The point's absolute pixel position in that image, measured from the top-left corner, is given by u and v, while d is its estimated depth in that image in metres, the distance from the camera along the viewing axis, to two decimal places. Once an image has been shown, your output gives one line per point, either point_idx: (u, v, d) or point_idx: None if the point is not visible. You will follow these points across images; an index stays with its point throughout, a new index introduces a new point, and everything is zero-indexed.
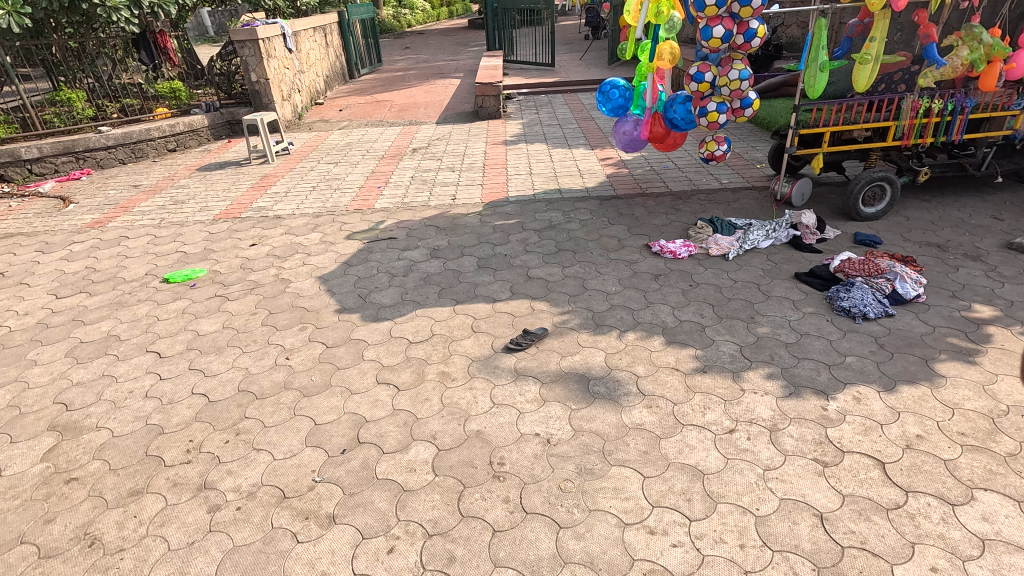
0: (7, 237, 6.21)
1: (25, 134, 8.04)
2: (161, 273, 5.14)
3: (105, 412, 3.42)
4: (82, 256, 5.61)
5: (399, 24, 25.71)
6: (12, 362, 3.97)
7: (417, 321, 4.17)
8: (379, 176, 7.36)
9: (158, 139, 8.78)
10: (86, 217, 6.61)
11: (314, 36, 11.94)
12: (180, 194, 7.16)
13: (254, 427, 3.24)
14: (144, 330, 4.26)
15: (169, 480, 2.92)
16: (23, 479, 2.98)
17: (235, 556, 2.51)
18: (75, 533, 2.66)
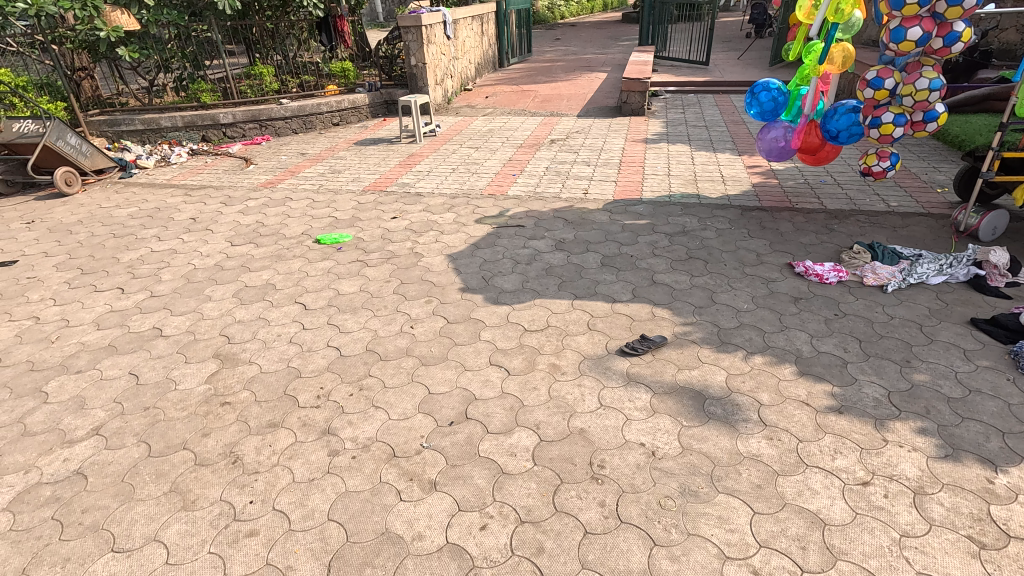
0: (202, 188, 7.28)
1: (225, 102, 9.31)
2: (314, 234, 5.73)
3: (257, 350, 3.90)
4: (255, 211, 6.42)
5: (554, 15, 25.85)
6: (193, 295, 4.66)
7: (535, 310, 4.21)
8: (515, 164, 7.52)
9: (326, 113, 9.74)
10: (262, 178, 7.54)
11: (471, 24, 12.45)
12: (338, 164, 7.90)
13: (375, 386, 3.50)
14: (295, 283, 4.78)
15: (300, 419, 3.26)
16: (191, 395, 3.50)
17: (346, 500, 2.74)
18: (224, 450, 3.07)
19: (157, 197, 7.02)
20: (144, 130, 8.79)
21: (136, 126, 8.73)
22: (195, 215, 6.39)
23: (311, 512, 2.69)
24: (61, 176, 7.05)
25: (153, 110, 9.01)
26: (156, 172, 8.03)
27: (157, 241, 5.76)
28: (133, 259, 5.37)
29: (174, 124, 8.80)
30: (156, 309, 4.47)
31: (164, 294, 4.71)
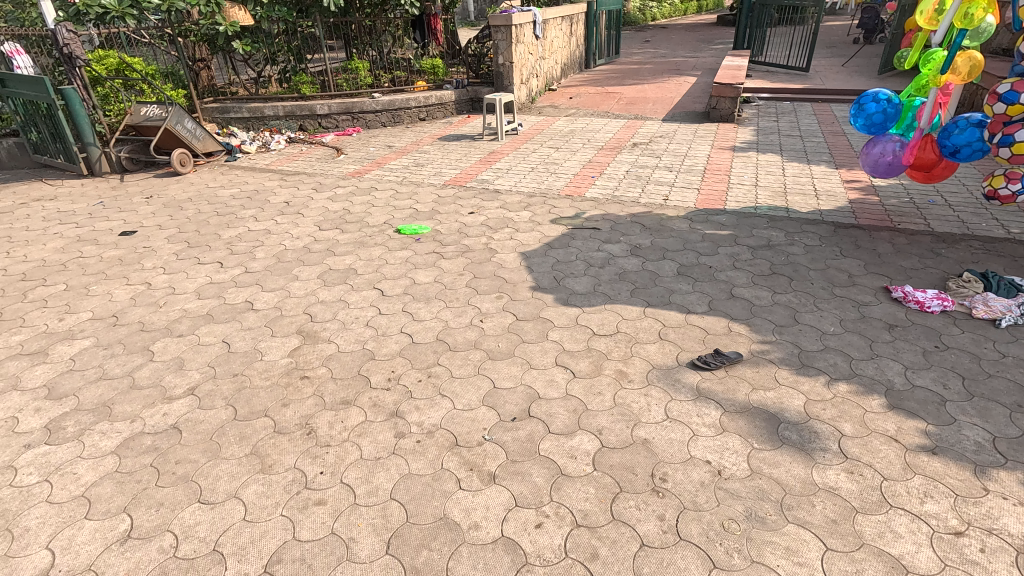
0: (296, 174, 7.75)
1: (323, 94, 9.86)
2: (395, 224, 5.95)
3: (336, 330, 4.12)
4: (342, 199, 6.76)
5: (646, 16, 25.33)
6: (283, 274, 4.98)
7: (605, 314, 4.17)
8: (595, 166, 7.45)
9: (414, 109, 10.09)
10: (351, 167, 7.93)
11: (561, 24, 12.46)
12: (422, 158, 8.17)
13: (443, 375, 3.60)
14: (375, 269, 4.99)
15: (371, 400, 3.41)
16: (275, 366, 3.75)
17: (408, 482, 2.83)
18: (301, 421, 3.27)
19: (257, 181, 7.56)
20: (250, 118, 9.47)
21: (243, 114, 9.41)
22: (288, 199, 6.83)
23: (375, 489, 2.80)
24: (178, 157, 7.74)
25: (259, 100, 9.67)
26: (257, 157, 8.65)
27: (254, 221, 6.21)
28: (233, 236, 5.82)
29: (276, 113, 9.42)
30: (250, 284, 4.82)
31: (257, 271, 5.06)
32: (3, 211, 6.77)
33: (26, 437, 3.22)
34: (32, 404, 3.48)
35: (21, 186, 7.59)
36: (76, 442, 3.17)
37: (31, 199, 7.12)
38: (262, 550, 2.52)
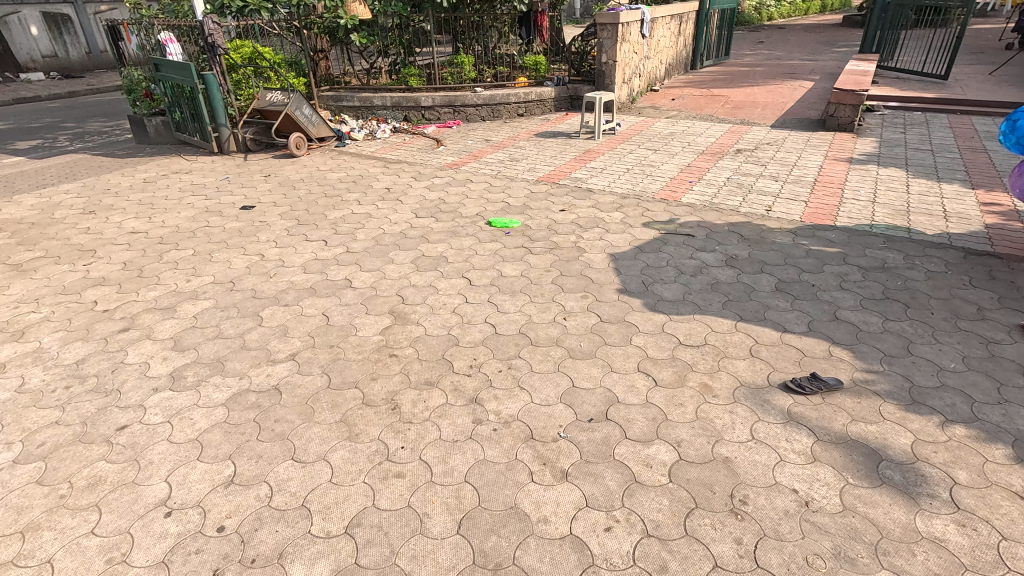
0: (398, 163, 8.13)
1: (428, 86, 10.25)
2: (487, 216, 6.09)
3: (425, 313, 4.29)
4: (439, 188, 7.01)
5: (761, 15, 23.93)
6: (380, 256, 5.25)
7: (693, 324, 4.03)
8: (694, 171, 7.19)
9: (513, 104, 10.25)
10: (449, 159, 8.19)
11: (669, 23, 12.11)
12: (518, 153, 8.28)
13: (523, 367, 3.65)
14: (464, 259, 5.13)
15: (452, 384, 3.53)
16: (367, 342, 3.97)
17: (482, 468, 2.91)
18: (386, 396, 3.45)
19: (362, 167, 8.01)
20: (360, 107, 10.02)
21: (354, 103, 9.98)
22: (389, 186, 7.18)
23: (451, 470, 2.90)
24: (294, 140, 8.32)
25: (369, 90, 10.21)
26: (364, 144, 9.16)
27: (358, 204, 6.59)
28: (337, 217, 6.21)
29: (384, 103, 9.91)
30: (350, 263, 5.13)
31: (357, 251, 5.37)
32: (148, 181, 7.65)
33: (154, 381, 3.64)
34: (161, 353, 3.93)
35: (164, 159, 8.52)
36: (194, 391, 3.54)
37: (170, 171, 7.99)
38: (344, 511, 2.69)
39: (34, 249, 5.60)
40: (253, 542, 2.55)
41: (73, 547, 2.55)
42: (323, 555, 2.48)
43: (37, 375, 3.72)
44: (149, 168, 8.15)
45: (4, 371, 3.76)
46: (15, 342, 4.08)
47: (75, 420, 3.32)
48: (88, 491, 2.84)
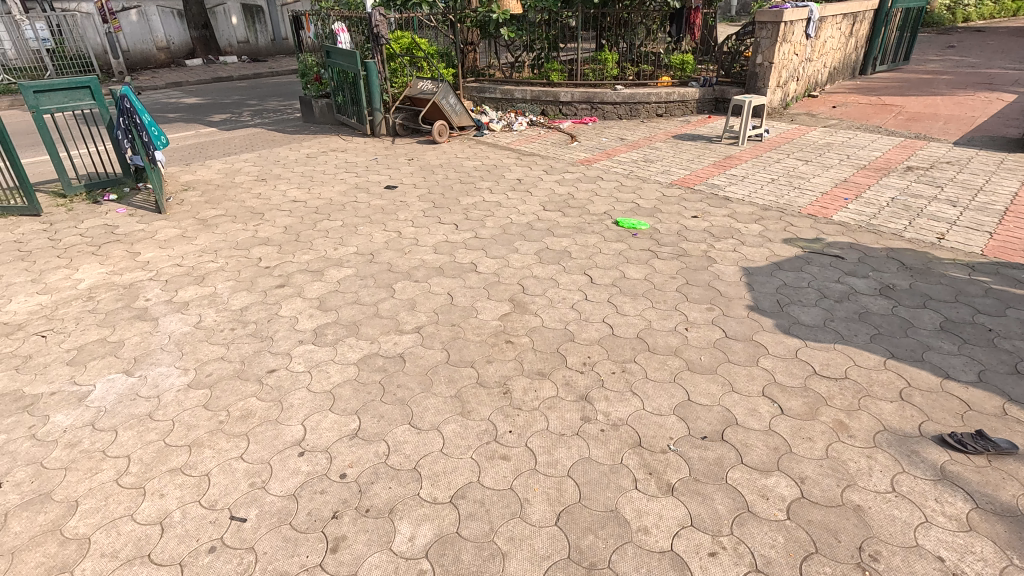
0: (531, 155, 8.28)
1: (568, 82, 10.28)
2: (614, 216, 6.00)
3: (544, 305, 4.35)
4: (569, 184, 7.03)
5: (954, 16, 20.89)
6: (505, 244, 5.41)
7: (833, 354, 3.67)
8: (851, 188, 6.50)
9: (653, 104, 9.97)
10: (581, 155, 8.18)
11: (840, 23, 11.01)
12: (653, 154, 8.05)
13: (637, 372, 3.57)
14: (588, 256, 5.11)
15: (563, 378, 3.54)
16: (486, 325, 4.12)
17: (586, 466, 2.90)
18: (500, 379, 3.56)
19: (497, 157, 8.28)
20: (501, 99, 10.32)
21: (496, 95, 10.31)
22: (521, 177, 7.34)
23: (554, 462, 2.93)
24: (438, 128, 8.86)
25: (511, 83, 10.47)
26: (501, 135, 9.45)
27: (489, 193, 6.82)
28: (469, 204, 6.48)
29: (524, 96, 10.11)
30: (477, 249, 5.34)
31: (485, 238, 5.57)
32: (310, 156, 8.53)
33: (300, 335, 4.08)
34: (308, 310, 4.38)
35: (325, 138, 9.43)
36: (331, 348, 3.91)
37: (329, 149, 8.84)
38: (451, 482, 2.83)
39: (217, 208, 6.51)
40: (369, 493, 2.77)
41: (226, 467, 2.95)
42: (428, 519, 2.64)
43: (211, 315, 4.33)
44: (311, 145, 9.08)
45: (187, 308, 4.43)
46: (197, 285, 4.79)
47: (236, 358, 3.83)
48: (240, 421, 3.26)
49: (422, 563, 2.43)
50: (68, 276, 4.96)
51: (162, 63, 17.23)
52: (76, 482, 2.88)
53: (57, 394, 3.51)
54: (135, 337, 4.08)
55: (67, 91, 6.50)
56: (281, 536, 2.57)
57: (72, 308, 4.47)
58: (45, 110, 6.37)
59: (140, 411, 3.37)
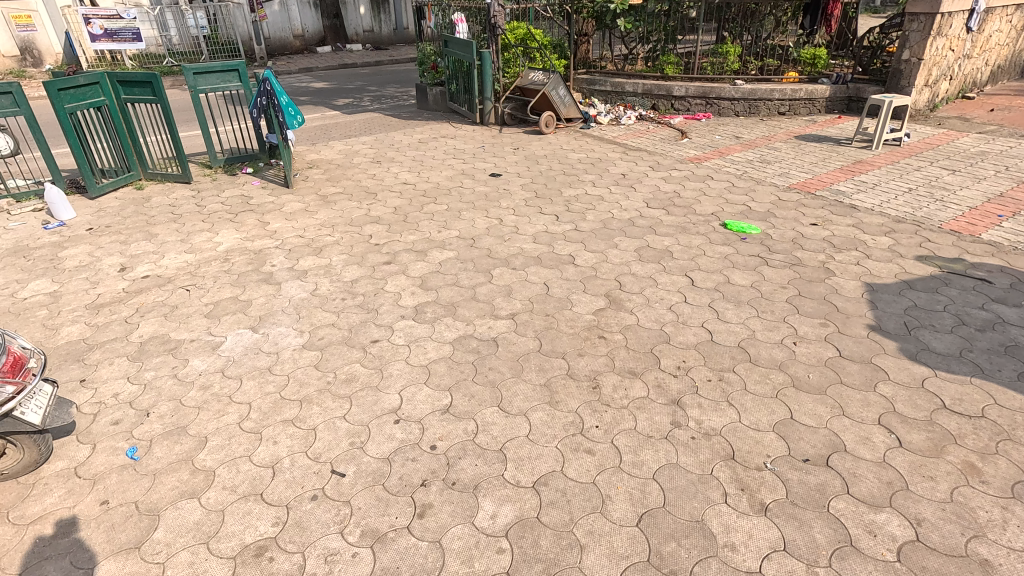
0: (638, 150, 8.08)
1: (684, 76, 9.86)
2: (722, 218, 5.72)
3: (640, 304, 4.26)
4: (676, 181, 6.79)
5: None
6: (605, 239, 5.34)
7: (969, 388, 3.27)
8: (1007, 204, 5.70)
9: (776, 101, 9.33)
10: (692, 152, 7.86)
11: (1011, 15, 9.65)
12: (771, 155, 7.56)
13: (736, 383, 3.40)
14: (691, 258, 4.92)
15: (656, 380, 3.46)
16: (580, 319, 4.11)
17: (673, 473, 2.82)
18: (589, 374, 3.54)
19: (602, 150, 8.17)
20: (611, 92, 10.06)
21: (607, 88, 10.05)
22: (626, 172, 7.19)
23: (640, 464, 2.88)
24: (545, 118, 8.93)
25: (623, 76, 10.18)
26: (607, 129, 9.31)
27: (592, 186, 6.76)
28: (571, 196, 6.46)
29: (635, 90, 9.83)
30: (576, 241, 5.32)
31: (584, 231, 5.54)
32: (422, 141, 8.91)
33: (402, 310, 4.30)
34: (410, 288, 4.61)
35: (436, 125, 9.80)
36: (430, 326, 4.09)
37: (439, 135, 9.18)
38: (535, 468, 2.87)
39: (336, 186, 7.00)
40: (456, 468, 2.89)
41: (330, 424, 3.20)
42: (510, 500, 2.70)
43: (325, 285, 4.69)
44: (424, 131, 9.47)
45: (306, 276, 4.83)
46: (315, 256, 5.20)
47: (345, 326, 4.12)
48: (345, 384, 3.52)
49: (501, 542, 2.50)
50: (209, 238, 5.58)
51: (297, 50, 18.69)
52: (207, 421, 3.26)
53: (196, 342, 3.98)
54: (260, 298, 4.52)
55: (220, 73, 7.26)
56: (374, 495, 2.75)
57: (211, 267, 5.02)
58: (201, 90, 7.15)
59: (261, 365, 3.74)
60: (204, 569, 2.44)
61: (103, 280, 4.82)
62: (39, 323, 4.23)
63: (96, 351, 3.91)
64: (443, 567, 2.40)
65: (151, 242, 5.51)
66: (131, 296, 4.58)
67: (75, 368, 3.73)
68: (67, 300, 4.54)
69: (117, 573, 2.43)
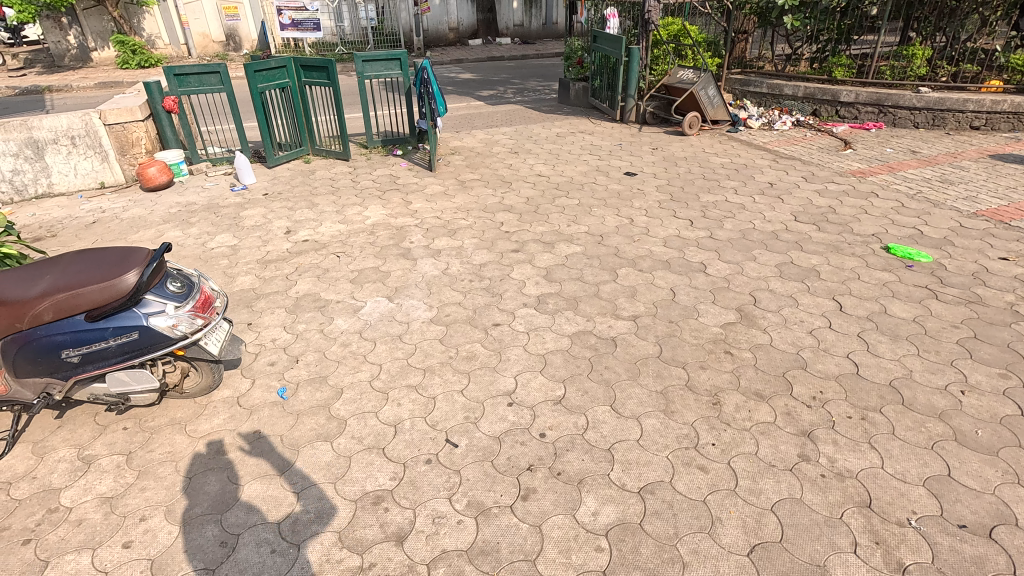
0: (791, 159, 7.46)
1: (855, 80, 8.86)
2: (885, 240, 5.10)
3: (776, 323, 3.95)
4: (832, 195, 6.18)
5: None
6: (743, 250, 5.02)
7: None
8: None
9: (969, 113, 8.08)
10: (855, 165, 7.09)
11: None
12: (954, 174, 6.58)
13: (881, 425, 3.04)
14: (841, 280, 4.47)
15: (785, 406, 3.21)
16: (706, 330, 3.92)
17: (795, 508, 2.60)
18: (710, 389, 3.37)
19: (749, 156, 7.65)
20: (767, 94, 9.38)
21: (762, 89, 9.39)
22: (773, 181, 6.68)
23: (758, 492, 2.69)
24: (689, 120, 8.53)
25: (783, 78, 9.42)
26: (757, 134, 8.71)
27: (734, 193, 6.37)
28: (709, 202, 6.14)
29: (795, 93, 9.04)
30: (710, 249, 5.06)
31: (721, 240, 5.25)
32: (560, 135, 8.99)
33: (525, 299, 4.40)
34: (535, 278, 4.70)
35: (575, 120, 9.82)
36: (550, 317, 4.14)
37: (577, 130, 9.19)
38: (642, 474, 2.81)
39: (475, 172, 7.32)
40: (562, 459, 2.92)
41: (448, 396, 3.39)
42: (613, 501, 2.68)
43: (456, 265, 4.94)
44: (562, 125, 9.53)
45: (439, 255, 5.13)
46: (449, 237, 5.49)
47: (470, 306, 4.31)
48: (465, 361, 3.70)
49: (601, 540, 2.49)
50: (360, 212, 6.12)
51: (451, 42, 19.66)
52: (344, 374, 3.61)
53: (341, 303, 4.41)
54: (398, 271, 4.88)
55: (385, 61, 7.88)
56: (482, 470, 2.87)
57: (359, 238, 5.51)
58: (367, 76, 7.82)
59: (393, 332, 4.04)
60: (330, 506, 2.72)
61: (272, 240, 5.50)
62: (221, 270, 4.94)
63: (261, 300, 4.48)
64: (541, 552, 2.45)
65: (312, 211, 6.17)
66: (293, 256, 5.18)
67: (244, 313, 4.31)
68: (243, 253, 5.24)
69: (261, 494, 2.79)
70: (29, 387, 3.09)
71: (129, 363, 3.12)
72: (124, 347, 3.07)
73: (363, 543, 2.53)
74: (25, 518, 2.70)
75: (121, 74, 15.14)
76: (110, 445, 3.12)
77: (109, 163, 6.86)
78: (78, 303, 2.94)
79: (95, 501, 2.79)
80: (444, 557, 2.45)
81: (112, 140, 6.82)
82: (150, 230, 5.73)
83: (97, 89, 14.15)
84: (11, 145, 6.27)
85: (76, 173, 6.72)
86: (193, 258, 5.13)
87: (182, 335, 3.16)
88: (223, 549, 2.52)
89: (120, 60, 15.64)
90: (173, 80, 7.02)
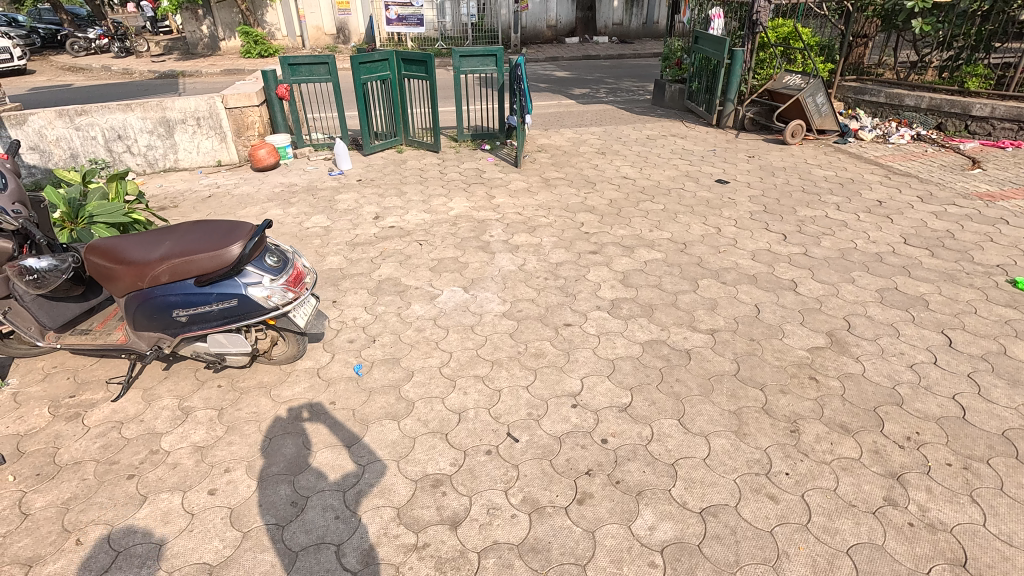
0: (905, 176, 6.83)
1: (992, 92, 7.92)
2: (1012, 273, 4.55)
3: (872, 353, 3.65)
4: (951, 219, 5.59)
5: None
6: (840, 271, 4.66)
7: None
8: None
9: None
10: (983, 186, 6.37)
11: None
12: None
13: (987, 478, 2.73)
14: (953, 313, 4.04)
15: (873, 443, 2.95)
16: (791, 353, 3.68)
17: (873, 554, 2.40)
18: (788, 415, 3.16)
19: (857, 170, 7.08)
20: (884, 104, 8.63)
21: (879, 98, 8.65)
22: (883, 199, 6.14)
23: (833, 531, 2.50)
24: (792, 128, 8.01)
25: (905, 87, 8.63)
26: (869, 146, 8.06)
27: (836, 209, 5.92)
28: (807, 216, 5.76)
29: (917, 104, 8.27)
30: (802, 267, 4.74)
31: (816, 257, 4.91)
32: (650, 138, 8.76)
33: (599, 301, 4.35)
34: (611, 281, 4.63)
35: (668, 122, 9.53)
36: (623, 322, 4.07)
37: (669, 134, 8.91)
38: (706, 495, 2.70)
39: (559, 171, 7.30)
40: (623, 467, 2.86)
41: (514, 391, 3.42)
42: (671, 518, 2.59)
43: (533, 262, 4.96)
44: (653, 127, 9.29)
45: (516, 251, 5.17)
46: (528, 234, 5.51)
47: (542, 304, 4.32)
48: (533, 357, 3.71)
49: (655, 556, 2.43)
50: (444, 203, 6.29)
51: (547, 39, 19.65)
52: (416, 359, 3.74)
53: (419, 289, 4.57)
54: (475, 263, 4.97)
55: (481, 57, 8.01)
56: (541, 468, 2.88)
57: (441, 228, 5.67)
58: (462, 71, 8.00)
59: (466, 322, 4.14)
60: (392, 482, 2.83)
61: (361, 224, 5.79)
62: (314, 249, 5.27)
63: (347, 280, 4.73)
64: (592, 558, 2.42)
65: (401, 199, 6.43)
66: (379, 241, 5.42)
67: (330, 290, 4.58)
68: (335, 235, 5.56)
69: (331, 462, 2.96)
70: (144, 339, 3.45)
71: (227, 326, 3.39)
72: (225, 312, 3.35)
73: (420, 522, 2.62)
74: (131, 456, 3.03)
75: (244, 62, 16.47)
76: (206, 399, 3.43)
77: (226, 143, 7.51)
78: (190, 269, 3.24)
79: (189, 448, 3.08)
80: (495, 548, 2.48)
81: (230, 122, 7.47)
82: (255, 207, 6.21)
83: (223, 75, 15.51)
84: (148, 123, 7.00)
85: (199, 151, 7.40)
86: (291, 236, 5.50)
87: (274, 306, 3.40)
88: (293, 508, 2.70)
89: (243, 50, 17.09)
90: (287, 70, 7.55)
